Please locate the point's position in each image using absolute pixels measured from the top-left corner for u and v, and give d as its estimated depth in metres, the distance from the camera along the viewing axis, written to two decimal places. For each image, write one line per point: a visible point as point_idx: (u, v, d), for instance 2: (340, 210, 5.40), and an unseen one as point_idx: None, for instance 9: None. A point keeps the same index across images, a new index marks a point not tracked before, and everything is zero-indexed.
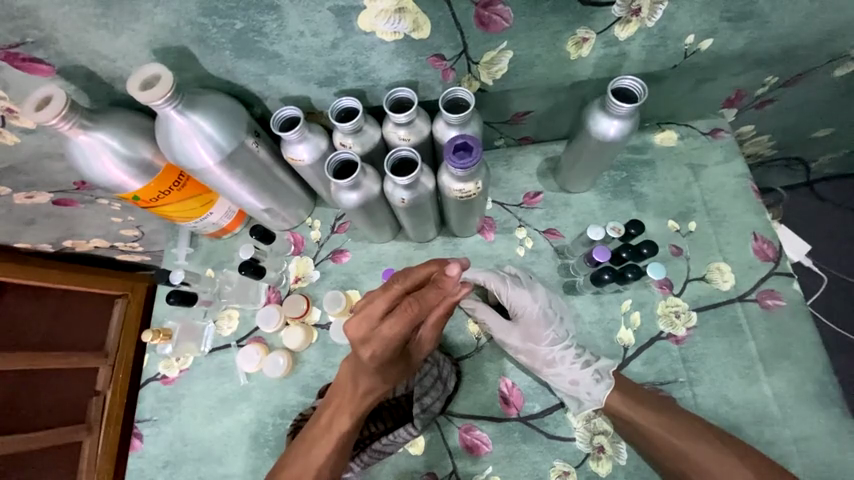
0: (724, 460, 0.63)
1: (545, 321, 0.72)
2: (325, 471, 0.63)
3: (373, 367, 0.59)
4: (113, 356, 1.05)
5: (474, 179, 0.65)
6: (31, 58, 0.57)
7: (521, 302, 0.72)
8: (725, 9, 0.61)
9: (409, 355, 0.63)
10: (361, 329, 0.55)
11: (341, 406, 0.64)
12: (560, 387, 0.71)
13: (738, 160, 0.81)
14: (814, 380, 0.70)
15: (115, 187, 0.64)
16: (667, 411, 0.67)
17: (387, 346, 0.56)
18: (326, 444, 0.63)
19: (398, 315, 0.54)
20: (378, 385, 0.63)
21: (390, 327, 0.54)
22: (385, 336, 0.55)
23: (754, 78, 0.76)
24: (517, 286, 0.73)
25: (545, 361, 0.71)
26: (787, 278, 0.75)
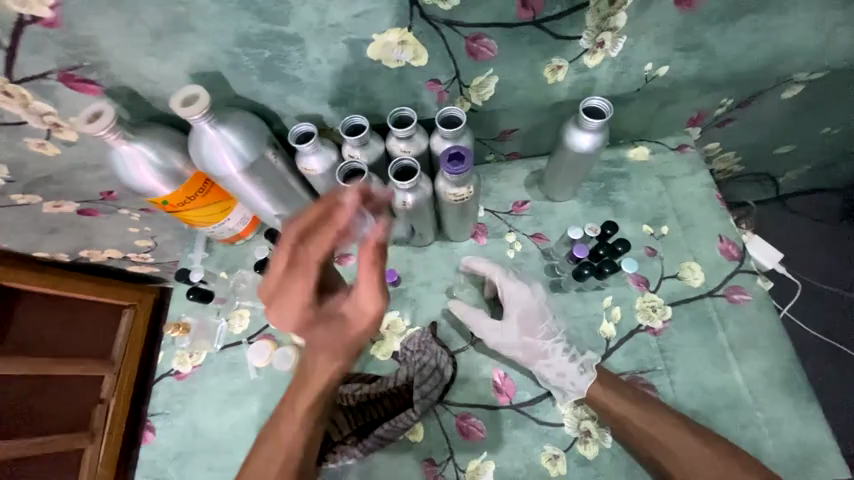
0: (706, 457, 0.68)
1: (540, 317, 0.79)
2: (292, 452, 0.66)
3: (310, 334, 0.64)
4: (117, 365, 1.34)
5: (467, 185, 0.73)
6: (84, 79, 0.66)
7: (518, 296, 0.80)
8: (676, 42, 0.72)
9: (351, 317, 0.63)
10: (284, 297, 0.63)
11: (303, 383, 0.66)
12: (551, 378, 0.76)
13: (703, 172, 0.91)
14: (780, 367, 0.77)
15: (148, 192, 0.73)
16: (649, 404, 0.72)
17: (301, 301, 0.62)
18: (291, 422, 0.67)
19: (297, 271, 0.61)
20: (329, 343, 0.63)
21: (295, 282, 0.62)
22: (294, 291, 0.62)
23: (711, 101, 0.87)
24: (513, 282, 0.81)
25: (538, 353, 0.77)
26: (751, 275, 0.83)
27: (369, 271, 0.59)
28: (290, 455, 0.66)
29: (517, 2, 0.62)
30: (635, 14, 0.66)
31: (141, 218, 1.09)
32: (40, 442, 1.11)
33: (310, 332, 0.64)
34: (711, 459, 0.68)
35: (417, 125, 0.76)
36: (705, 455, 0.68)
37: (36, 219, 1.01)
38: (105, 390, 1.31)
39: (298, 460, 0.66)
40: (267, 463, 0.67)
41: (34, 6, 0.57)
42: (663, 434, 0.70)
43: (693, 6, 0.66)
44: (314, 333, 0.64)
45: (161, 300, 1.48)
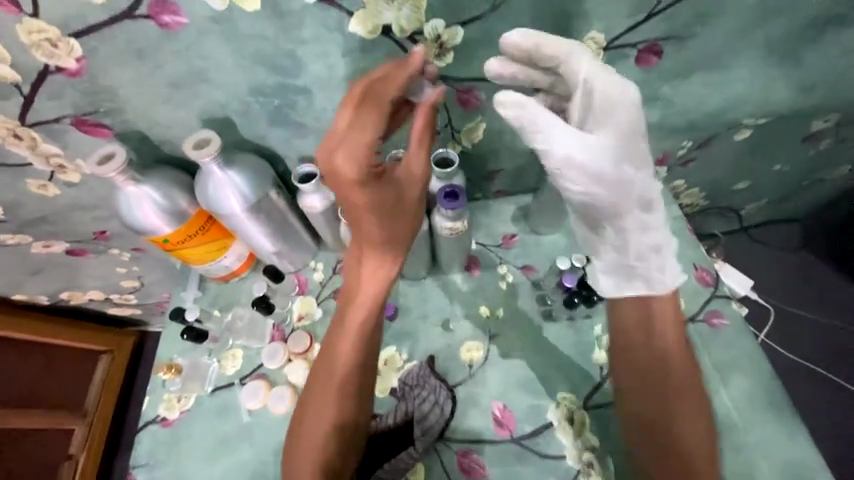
0: (679, 389, 0.67)
1: (664, 234, 0.65)
2: (352, 362, 0.71)
3: (364, 204, 0.60)
4: (91, 415, 1.29)
5: (462, 219, 0.78)
6: (97, 123, 0.68)
7: (630, 124, 0.58)
8: (640, 94, 0.82)
9: (405, 186, 0.63)
10: (346, 142, 0.55)
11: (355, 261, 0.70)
12: (640, 266, 0.66)
13: (673, 206, 0.99)
14: (762, 387, 0.81)
15: (149, 231, 0.74)
16: (701, 411, 0.67)
17: (362, 160, 0.55)
18: (351, 322, 0.71)
19: (359, 115, 0.54)
20: (385, 226, 0.65)
21: (355, 135, 0.55)
22: (355, 142, 0.54)
23: (674, 143, 0.97)
24: (636, 110, 0.57)
25: (636, 254, 0.65)
26: (726, 300, 0.88)
27: (420, 139, 0.61)
28: (357, 355, 0.71)
29: None
30: None
31: (130, 257, 1.08)
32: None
33: (361, 211, 0.61)
34: (679, 368, 0.68)
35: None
36: (670, 378, 0.67)
37: (22, 259, 1.00)
38: (75, 443, 1.25)
39: (363, 356, 0.72)
40: (330, 369, 0.71)
41: (62, 58, 0.59)
42: (662, 336, 0.67)
43: (652, 65, 0.77)
44: (364, 214, 0.62)
45: (141, 344, 1.45)
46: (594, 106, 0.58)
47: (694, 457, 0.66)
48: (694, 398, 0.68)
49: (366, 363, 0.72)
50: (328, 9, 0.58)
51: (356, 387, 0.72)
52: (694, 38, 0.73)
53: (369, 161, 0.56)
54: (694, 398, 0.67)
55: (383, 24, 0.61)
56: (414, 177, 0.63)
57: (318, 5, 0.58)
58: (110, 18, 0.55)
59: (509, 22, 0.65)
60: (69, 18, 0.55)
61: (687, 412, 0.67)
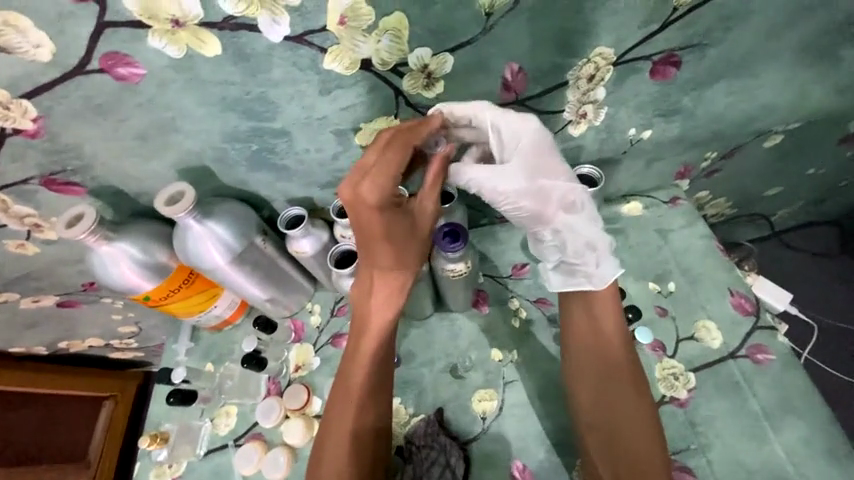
0: (628, 377, 0.67)
1: (595, 229, 0.67)
2: (367, 393, 0.67)
3: (380, 230, 0.60)
4: (94, 467, 1.19)
5: (465, 259, 0.71)
6: (67, 182, 0.66)
7: (537, 147, 0.62)
8: (655, 108, 0.74)
9: (416, 221, 0.64)
10: (375, 171, 0.57)
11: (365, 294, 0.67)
12: (575, 264, 0.68)
13: (700, 223, 0.89)
14: (823, 434, 0.70)
15: (128, 290, 0.69)
16: (638, 373, 0.68)
17: (385, 187, 0.58)
18: (363, 355, 0.67)
19: (385, 149, 0.57)
20: (401, 259, 0.64)
21: (379, 164, 0.57)
22: (381, 169, 0.57)
23: (696, 156, 0.87)
24: (542, 138, 0.63)
25: (572, 252, 0.67)
26: (771, 331, 0.78)
27: (433, 182, 0.62)
28: (369, 388, 0.67)
29: (499, 85, 0.64)
30: (613, 87, 0.69)
31: (124, 304, 1.02)
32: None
33: (375, 236, 0.61)
34: (623, 360, 0.68)
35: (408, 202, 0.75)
36: (612, 356, 0.68)
37: (12, 314, 0.96)
38: None
39: (376, 390, 0.68)
40: (347, 403, 0.67)
41: (17, 120, 0.56)
42: (606, 335, 0.69)
43: (669, 77, 0.69)
44: (379, 239, 0.61)
45: (146, 385, 1.35)
46: (505, 141, 0.62)
47: (646, 440, 0.64)
48: (631, 385, 0.67)
49: (380, 399, 0.68)
50: (298, 48, 0.54)
51: (368, 428, 0.67)
52: (713, 45, 0.66)
53: (389, 189, 0.58)
54: (634, 374, 0.67)
55: (361, 59, 0.56)
56: (427, 214, 0.64)
57: (285, 44, 0.53)
58: (61, 75, 0.52)
59: (501, 45, 0.59)
60: (17, 78, 0.52)
61: (629, 393, 0.66)
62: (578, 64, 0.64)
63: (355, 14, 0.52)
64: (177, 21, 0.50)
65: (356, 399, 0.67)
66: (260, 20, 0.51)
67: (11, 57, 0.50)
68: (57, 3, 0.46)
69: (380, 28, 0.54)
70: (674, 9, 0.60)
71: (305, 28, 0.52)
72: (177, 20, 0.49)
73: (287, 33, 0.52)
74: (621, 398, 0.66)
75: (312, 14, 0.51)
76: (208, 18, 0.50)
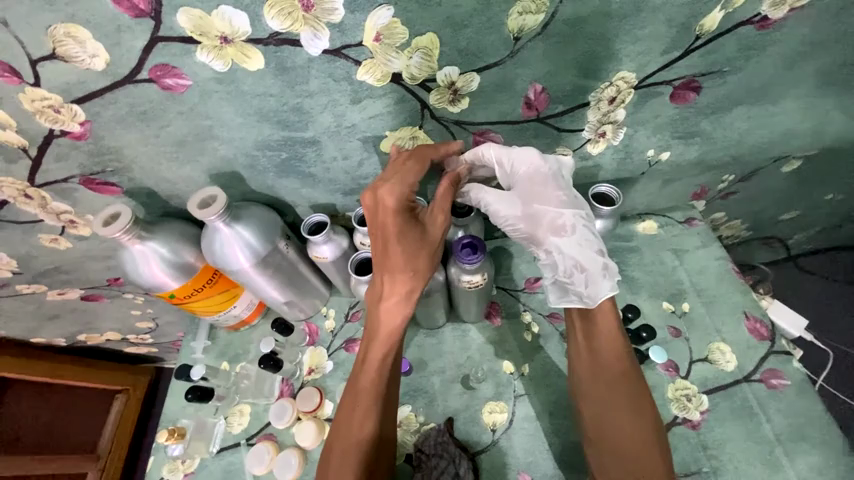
0: (628, 384, 0.66)
1: (587, 250, 0.65)
2: (372, 397, 0.66)
3: (394, 233, 0.63)
4: (104, 458, 1.22)
5: (481, 271, 0.72)
6: (105, 182, 0.69)
7: (535, 175, 0.66)
8: (674, 130, 0.75)
9: (429, 230, 0.64)
10: (393, 179, 0.63)
11: (376, 298, 0.66)
12: (567, 283, 0.67)
13: (716, 244, 0.89)
14: (839, 464, 0.69)
15: (155, 287, 0.72)
16: (645, 398, 0.66)
17: (402, 193, 0.62)
18: (370, 356, 0.67)
19: (404, 162, 0.63)
20: (412, 263, 0.63)
21: (395, 175, 0.63)
22: (398, 177, 0.62)
23: (713, 178, 0.88)
24: (540, 167, 0.66)
25: (562, 272, 0.66)
26: (786, 357, 0.78)
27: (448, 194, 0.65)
28: (375, 390, 0.66)
29: (522, 103, 0.66)
30: (634, 109, 0.70)
31: (144, 300, 1.05)
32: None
33: (388, 239, 0.63)
34: (623, 370, 0.67)
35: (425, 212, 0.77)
36: (613, 372, 0.67)
37: (38, 306, 0.99)
38: None
39: (382, 394, 0.67)
40: (353, 400, 0.67)
41: (66, 122, 0.60)
42: (606, 352, 0.68)
43: (690, 101, 0.70)
44: (392, 244, 0.63)
45: (156, 381, 1.38)
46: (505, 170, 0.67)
47: (649, 447, 0.64)
48: (637, 409, 0.65)
49: (385, 402, 0.68)
50: (334, 61, 0.57)
51: (367, 432, 0.66)
52: (735, 72, 0.67)
53: (404, 197, 0.63)
54: (641, 400, 0.66)
55: (392, 72, 0.59)
56: (439, 223, 0.65)
57: (323, 57, 0.56)
58: (111, 82, 0.56)
59: (527, 66, 0.61)
60: (70, 85, 0.56)
61: (626, 400, 0.66)
62: (600, 87, 0.65)
63: (390, 32, 0.54)
64: (225, 38, 0.53)
65: (361, 400, 0.66)
66: (302, 34, 0.53)
67: (67, 65, 0.53)
68: (116, 17, 0.50)
69: (412, 46, 0.56)
70: (698, 37, 0.62)
71: (343, 43, 0.55)
72: (225, 36, 0.53)
73: (326, 47, 0.55)
74: (622, 406, 0.66)
75: (350, 30, 0.54)
76: (254, 35, 0.53)
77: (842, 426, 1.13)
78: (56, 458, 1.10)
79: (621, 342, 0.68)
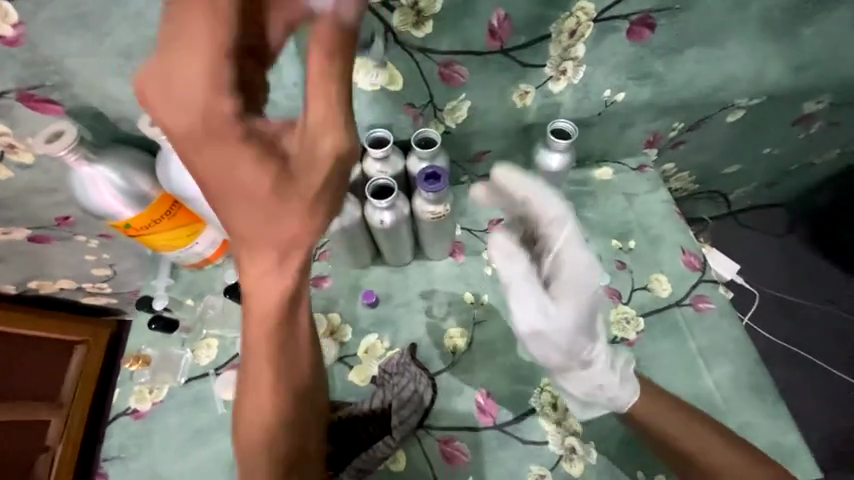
0: (676, 437, 0.70)
1: (607, 374, 0.71)
2: (274, 385, 0.57)
3: (229, 173, 0.43)
4: (68, 406, 1.19)
5: (443, 202, 0.75)
6: (45, 99, 0.64)
7: (574, 272, 0.69)
8: (630, 70, 0.78)
9: (288, 184, 0.45)
10: (170, 81, 0.38)
11: (248, 279, 0.52)
12: (591, 399, 0.73)
13: (662, 188, 0.96)
14: (748, 371, 0.80)
15: (108, 215, 0.69)
16: (700, 426, 0.70)
17: (210, 99, 0.39)
18: (253, 341, 0.55)
19: (201, 61, 0.37)
20: (281, 219, 0.46)
21: (195, 80, 0.38)
22: (193, 73, 0.38)
23: (665, 124, 0.93)
24: (583, 265, 0.69)
25: (585, 391, 0.72)
26: (713, 284, 0.87)
27: (329, 103, 0.40)
28: (272, 381, 0.57)
29: (485, 31, 0.66)
30: (593, 45, 0.72)
31: (99, 244, 1.01)
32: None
33: (228, 191, 0.44)
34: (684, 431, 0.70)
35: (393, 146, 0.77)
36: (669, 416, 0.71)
37: None
38: (51, 436, 1.15)
39: (285, 382, 0.58)
40: (248, 394, 0.59)
41: None
42: (657, 414, 0.70)
43: (644, 40, 0.73)
44: (238, 192, 0.44)
45: (119, 333, 1.33)
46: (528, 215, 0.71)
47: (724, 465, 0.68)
48: (708, 442, 0.69)
49: (295, 392, 0.59)
50: None
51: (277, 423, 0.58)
52: (686, 11, 0.71)
53: (243, 132, 0.41)
54: (708, 436, 0.70)
55: None
56: (320, 162, 0.43)
57: None
58: None
59: None
60: None
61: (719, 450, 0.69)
62: (561, 18, 0.67)
63: None
64: None
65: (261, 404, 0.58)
66: None
67: None
68: None
69: None
70: None
71: None
72: None
73: None
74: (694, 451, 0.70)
75: None
76: None
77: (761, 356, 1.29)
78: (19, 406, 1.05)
79: (661, 396, 0.72)
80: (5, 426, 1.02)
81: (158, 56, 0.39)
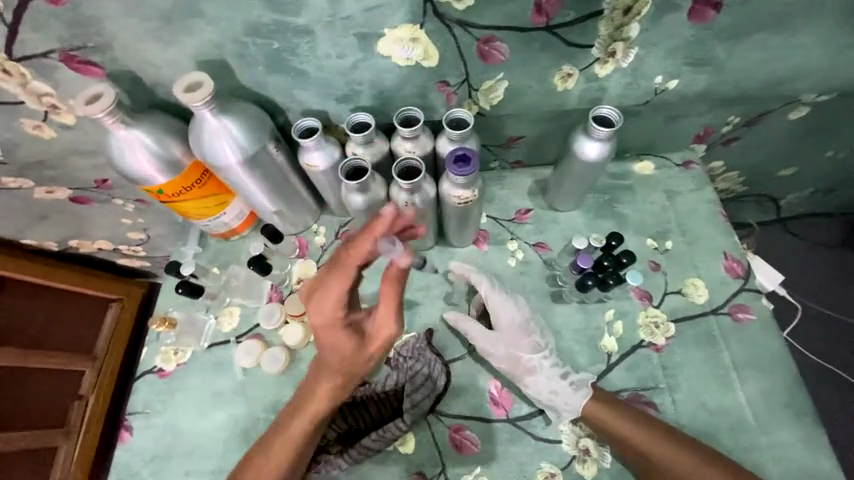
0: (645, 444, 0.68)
1: (557, 379, 0.73)
2: (291, 450, 0.65)
3: (328, 341, 0.61)
4: (100, 360, 1.26)
5: (472, 187, 0.72)
6: (87, 61, 0.65)
7: (512, 324, 0.76)
8: (687, 55, 0.71)
9: (367, 339, 0.61)
10: (320, 296, 0.59)
11: (321, 368, 0.65)
12: (552, 408, 0.73)
13: (707, 188, 0.90)
14: (786, 389, 0.75)
15: (141, 179, 0.71)
16: (646, 424, 0.69)
17: (330, 307, 0.59)
18: (293, 430, 0.65)
19: (338, 273, 0.57)
20: (341, 362, 0.62)
21: (335, 283, 0.58)
22: (330, 296, 0.58)
23: (718, 118, 0.86)
24: (515, 316, 0.76)
25: (544, 398, 0.73)
26: (756, 294, 0.81)
27: (391, 306, 0.59)
28: (290, 450, 0.65)
29: (531, 6, 0.62)
30: (648, 26, 0.66)
31: (135, 209, 1.04)
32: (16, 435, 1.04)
33: (322, 322, 0.60)
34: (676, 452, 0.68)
35: (378, 130, 0.76)
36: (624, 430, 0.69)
37: (26, 203, 0.98)
38: (85, 386, 1.22)
39: (297, 454, 0.65)
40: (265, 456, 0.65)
41: None
42: (612, 426, 0.69)
43: (708, 21, 0.67)
44: (327, 345, 0.62)
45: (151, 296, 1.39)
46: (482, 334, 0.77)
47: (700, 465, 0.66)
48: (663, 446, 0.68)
49: (298, 457, 0.65)
50: None
51: None
52: None
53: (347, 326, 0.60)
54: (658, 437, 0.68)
55: None
56: (381, 340, 0.60)
57: None
58: None
59: None
60: None
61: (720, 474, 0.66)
62: None
63: None
64: None
65: (282, 456, 0.65)
66: None
67: None
68: None
69: None
70: None
71: None
72: None
73: None
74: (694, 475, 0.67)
75: None
76: None
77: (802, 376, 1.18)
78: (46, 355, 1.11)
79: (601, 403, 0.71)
80: (32, 372, 1.08)
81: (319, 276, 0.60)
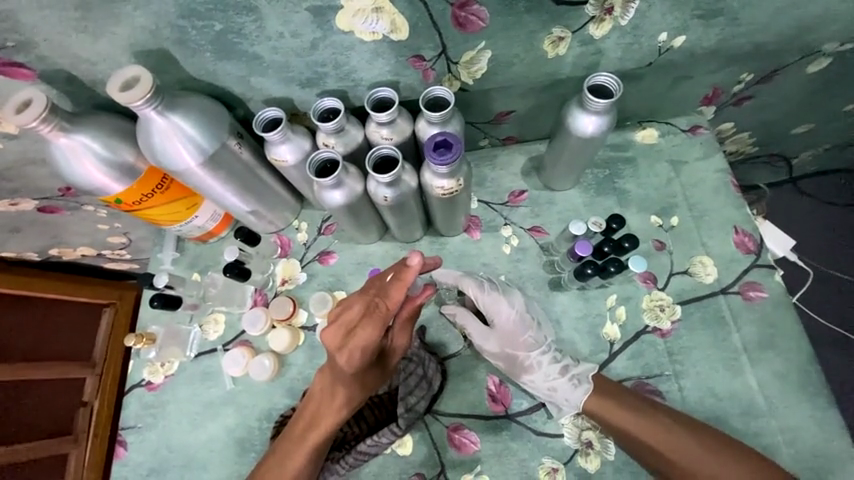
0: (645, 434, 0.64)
1: (558, 375, 0.70)
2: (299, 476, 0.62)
3: (349, 377, 0.60)
4: (100, 366, 1.07)
5: (456, 176, 0.65)
6: (11, 62, 0.58)
7: (507, 320, 0.72)
8: (696, 7, 0.62)
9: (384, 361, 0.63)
10: (351, 339, 0.56)
11: (326, 396, 0.62)
12: (550, 402, 0.71)
13: (717, 155, 0.82)
14: (799, 370, 0.71)
15: (95, 190, 0.65)
16: (646, 413, 0.66)
17: (365, 351, 0.56)
18: (296, 455, 0.62)
19: (373, 323, 0.55)
20: (358, 389, 0.62)
21: (368, 332, 0.55)
22: (364, 341, 0.56)
23: (729, 76, 0.77)
24: (509, 313, 0.72)
25: (543, 394, 0.70)
26: (768, 270, 0.76)
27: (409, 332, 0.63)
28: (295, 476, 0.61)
29: None
30: None
31: (108, 214, 0.97)
32: (8, 452, 0.89)
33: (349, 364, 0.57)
34: (701, 452, 0.63)
35: (348, 114, 0.68)
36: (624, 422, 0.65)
37: None
38: (87, 392, 1.05)
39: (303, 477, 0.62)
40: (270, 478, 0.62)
41: None
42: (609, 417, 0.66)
43: None
44: (345, 380, 0.60)
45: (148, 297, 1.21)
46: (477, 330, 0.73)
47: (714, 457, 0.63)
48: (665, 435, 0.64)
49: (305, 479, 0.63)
50: None
51: None
52: None
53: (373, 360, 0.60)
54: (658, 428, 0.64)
55: None
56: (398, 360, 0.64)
57: None
58: None
59: None
60: None
61: (748, 473, 0.61)
62: None
63: None
64: None
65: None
66: None
67: None
68: None
69: None
70: None
71: None
72: None
73: None
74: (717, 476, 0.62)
75: None
76: None
77: (811, 343, 1.14)
78: (25, 366, 0.93)
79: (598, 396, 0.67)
80: (14, 386, 0.92)
81: (343, 318, 0.56)
